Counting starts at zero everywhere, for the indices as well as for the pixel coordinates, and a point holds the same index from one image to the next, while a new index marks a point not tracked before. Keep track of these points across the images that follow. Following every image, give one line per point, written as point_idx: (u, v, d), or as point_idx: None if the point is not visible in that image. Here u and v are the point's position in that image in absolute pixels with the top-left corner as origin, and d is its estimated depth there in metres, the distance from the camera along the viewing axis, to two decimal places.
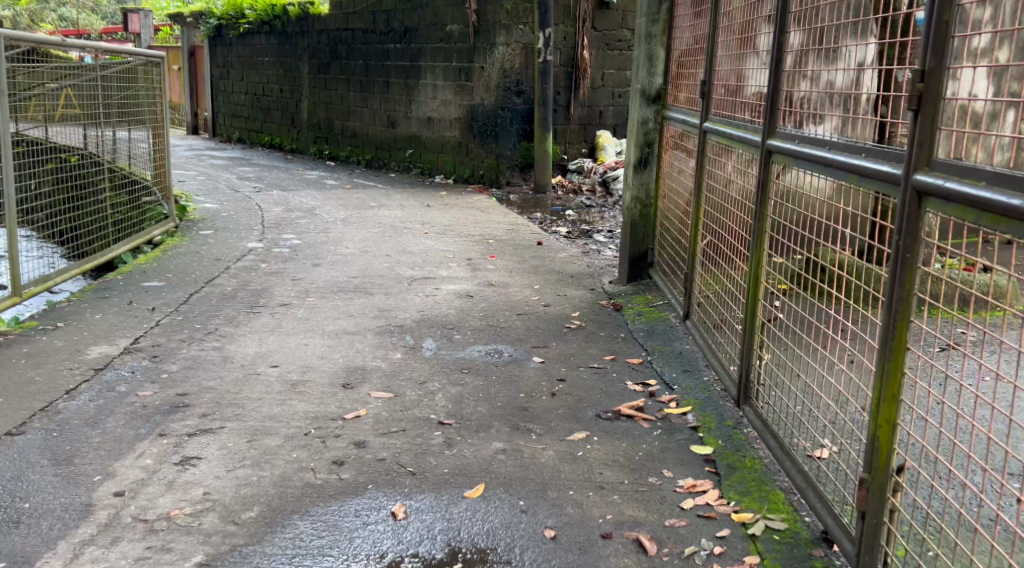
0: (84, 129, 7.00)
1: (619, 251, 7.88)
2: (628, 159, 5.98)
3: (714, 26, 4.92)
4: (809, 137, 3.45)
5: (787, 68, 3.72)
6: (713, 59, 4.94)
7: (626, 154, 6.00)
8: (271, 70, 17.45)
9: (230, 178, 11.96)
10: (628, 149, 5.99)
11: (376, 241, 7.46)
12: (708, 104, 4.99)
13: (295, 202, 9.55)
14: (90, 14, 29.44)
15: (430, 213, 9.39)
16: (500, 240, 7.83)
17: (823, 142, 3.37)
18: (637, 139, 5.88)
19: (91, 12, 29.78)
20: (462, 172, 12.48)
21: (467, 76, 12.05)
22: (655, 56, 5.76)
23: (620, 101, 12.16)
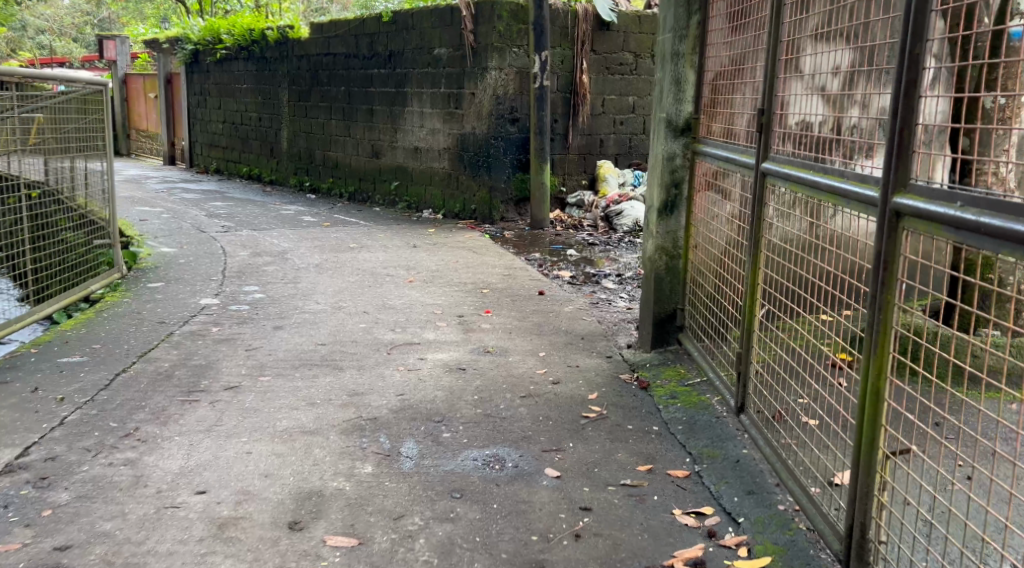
0: (45, 159, 5.97)
1: (632, 300, 6.86)
2: (651, 203, 5.00)
3: (773, 40, 3.85)
4: (972, 196, 2.49)
5: (921, 96, 2.71)
6: (773, 82, 3.88)
7: (647, 197, 5.02)
8: (249, 97, 16.47)
9: (198, 215, 10.94)
10: (649, 189, 5.02)
11: (352, 293, 6.45)
12: (767, 139, 3.91)
13: (264, 244, 8.53)
14: (66, 42, 28.45)
15: (416, 255, 8.40)
16: (495, 289, 6.83)
17: (998, 205, 2.42)
18: (663, 178, 4.90)
19: (65, 38, 28.79)
20: (452, 207, 11.48)
21: (457, 102, 11.06)
22: (683, 80, 4.81)
23: (623, 128, 11.20)
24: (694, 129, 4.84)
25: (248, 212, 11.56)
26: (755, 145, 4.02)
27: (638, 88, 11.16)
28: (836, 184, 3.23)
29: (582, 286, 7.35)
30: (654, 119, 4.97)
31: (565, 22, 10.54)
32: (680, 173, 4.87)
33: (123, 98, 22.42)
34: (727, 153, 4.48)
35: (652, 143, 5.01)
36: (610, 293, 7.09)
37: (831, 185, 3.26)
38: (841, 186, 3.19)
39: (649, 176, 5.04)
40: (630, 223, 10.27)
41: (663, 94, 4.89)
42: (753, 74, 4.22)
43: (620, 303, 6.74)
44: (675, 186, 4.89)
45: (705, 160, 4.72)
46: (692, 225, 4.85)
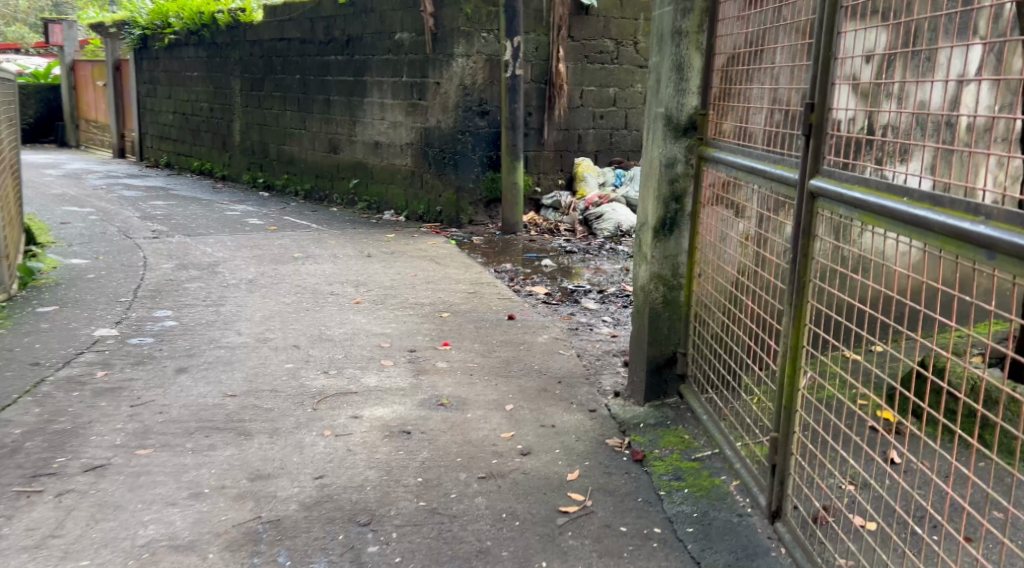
0: None
1: (618, 325, 5.84)
2: (644, 220, 3.99)
3: (828, 18, 2.90)
4: None
5: None
6: (821, 70, 2.93)
7: (640, 213, 4.01)
8: (200, 86, 15.57)
9: (132, 218, 9.90)
10: (642, 203, 4.01)
11: (283, 320, 5.42)
12: (817, 142, 2.95)
13: (194, 255, 7.50)
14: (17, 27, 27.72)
15: (368, 267, 7.38)
16: (456, 312, 5.82)
17: None
18: (662, 190, 3.89)
19: (13, 24, 27.96)
20: (415, 208, 10.45)
21: (420, 93, 10.02)
22: (688, 67, 3.80)
23: (602, 123, 10.18)
24: (700, 128, 3.84)
25: (190, 214, 10.52)
26: (799, 152, 3.04)
27: (621, 78, 10.12)
28: (964, 226, 2.34)
29: (556, 306, 6.33)
30: (650, 115, 3.96)
31: (539, 4, 9.51)
32: (683, 184, 3.88)
33: (73, 87, 21.64)
34: (748, 159, 3.49)
35: (646, 145, 4.00)
36: (589, 316, 6.07)
37: (953, 225, 2.38)
38: (978, 230, 2.30)
39: (641, 187, 4.03)
40: (611, 228, 9.26)
41: (661, 84, 3.87)
42: (801, 60, 3.21)
43: (602, 330, 5.71)
44: (676, 202, 3.89)
45: (715, 168, 3.72)
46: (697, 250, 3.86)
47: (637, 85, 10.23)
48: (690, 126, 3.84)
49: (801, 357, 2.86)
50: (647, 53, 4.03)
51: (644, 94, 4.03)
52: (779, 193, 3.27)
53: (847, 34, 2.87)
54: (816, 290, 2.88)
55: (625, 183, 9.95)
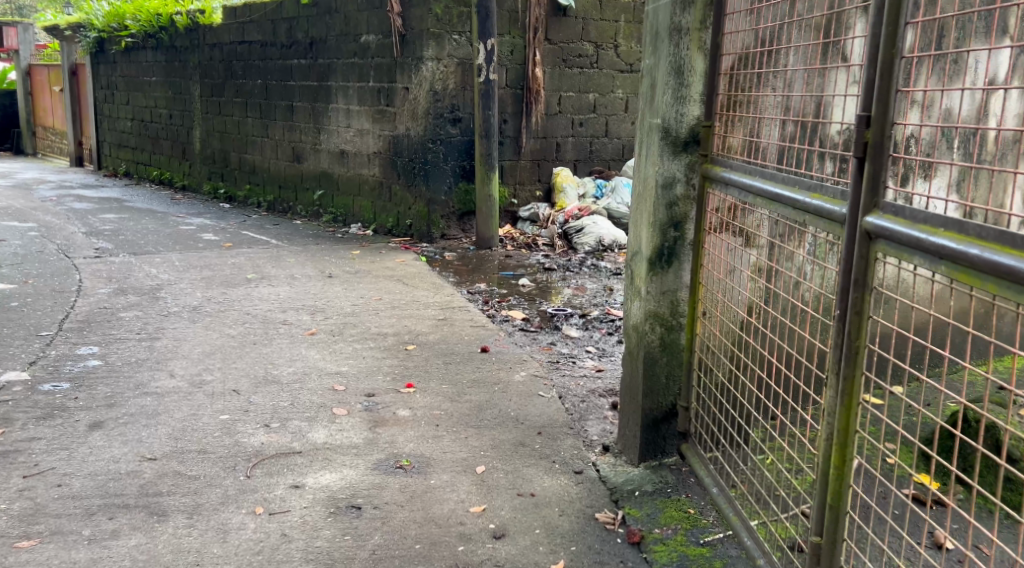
0: None
1: (604, 359, 5.21)
2: (638, 250, 3.40)
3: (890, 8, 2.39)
4: None
5: None
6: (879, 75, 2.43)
7: (632, 241, 3.41)
8: (159, 92, 15.42)
9: (78, 234, 9.28)
10: (635, 229, 3.43)
11: (224, 357, 4.79)
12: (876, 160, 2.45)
13: (135, 279, 6.86)
14: None
15: (328, 289, 6.76)
16: (422, 344, 5.21)
17: None
18: (659, 214, 3.30)
19: None
20: (384, 221, 9.81)
21: (388, 99, 9.40)
22: (689, 71, 3.22)
23: (582, 130, 9.59)
24: (704, 142, 3.25)
25: (141, 229, 9.85)
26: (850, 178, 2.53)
27: (600, 84, 9.54)
28: None
29: (534, 333, 5.73)
30: (643, 128, 3.37)
31: (514, 5, 8.90)
32: (684, 208, 3.30)
33: (28, 92, 21.37)
34: (767, 177, 2.95)
35: (640, 162, 3.41)
36: (570, 345, 5.47)
37: None
38: None
39: (633, 210, 3.44)
40: (592, 242, 8.65)
41: (655, 91, 3.29)
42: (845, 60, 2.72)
43: (586, 363, 5.11)
44: (675, 228, 3.30)
45: (722, 190, 3.15)
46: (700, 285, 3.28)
47: (617, 91, 9.65)
48: (691, 139, 3.26)
49: (852, 444, 2.53)
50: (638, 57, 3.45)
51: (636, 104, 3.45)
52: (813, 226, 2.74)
53: (913, 29, 2.39)
54: (870, 358, 2.51)
55: (606, 195, 9.35)
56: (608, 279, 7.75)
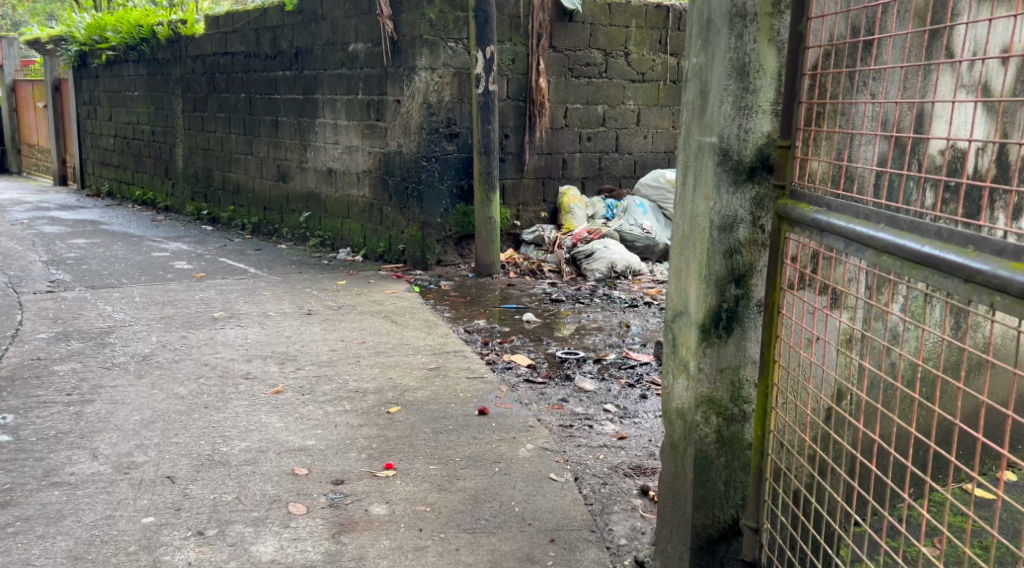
0: None
1: (626, 421, 4.33)
2: (684, 311, 2.58)
3: None
4: None
5: None
6: None
7: (680, 299, 2.59)
8: (142, 107, 14.74)
9: (38, 266, 8.49)
10: (679, 283, 2.62)
11: (164, 427, 3.95)
12: None
13: (83, 321, 6.03)
14: None
15: (305, 330, 5.90)
16: (408, 405, 4.34)
17: None
18: (716, 267, 2.48)
19: None
20: (375, 246, 8.89)
21: (378, 112, 8.56)
22: (757, 71, 2.37)
23: (591, 145, 8.72)
24: (778, 169, 2.38)
25: (109, 259, 9.05)
26: None
27: (610, 95, 8.68)
28: None
29: (541, 385, 4.81)
30: (691, 149, 2.55)
31: (516, 9, 8.05)
32: (751, 258, 2.45)
33: (14, 108, 20.68)
34: (902, 230, 2.04)
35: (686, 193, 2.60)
36: (582, 403, 4.54)
37: None
38: None
39: (675, 258, 2.63)
40: (604, 268, 7.78)
41: (710, 98, 2.46)
42: None
43: (604, 428, 4.21)
44: (738, 285, 2.47)
45: (810, 237, 2.28)
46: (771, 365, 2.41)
47: (628, 102, 8.79)
48: (759, 164, 2.41)
49: None
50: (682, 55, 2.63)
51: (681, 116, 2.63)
52: (986, 305, 1.85)
53: None
54: None
55: (617, 215, 8.48)
56: (624, 310, 6.86)
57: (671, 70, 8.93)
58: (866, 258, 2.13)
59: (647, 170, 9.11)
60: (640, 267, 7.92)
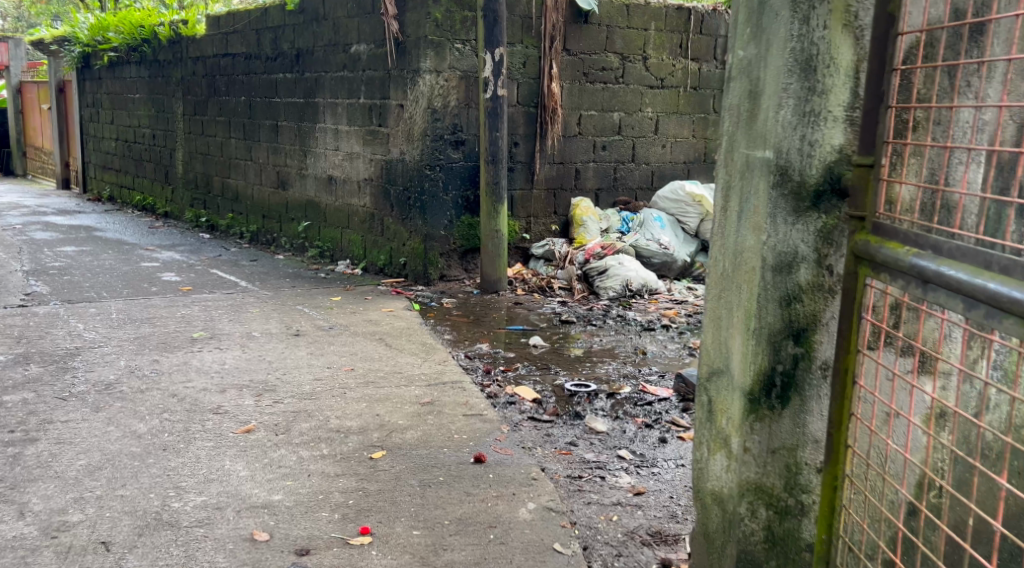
0: None
1: (643, 472, 3.76)
2: (733, 368, 2.49)
3: None
4: None
5: None
6: None
7: (732, 356, 2.48)
8: (143, 110, 14.32)
9: (18, 278, 8.05)
10: (730, 332, 2.52)
11: (111, 476, 3.46)
12: None
13: (49, 342, 5.57)
14: None
15: (289, 354, 5.38)
16: (394, 450, 3.79)
17: None
18: (770, 315, 2.36)
19: None
20: (375, 258, 8.32)
21: (380, 118, 8.03)
22: (826, 65, 2.22)
23: (606, 155, 8.17)
24: (857, 191, 2.20)
25: (94, 270, 8.60)
26: None
27: (627, 101, 8.13)
28: None
29: (546, 426, 4.23)
30: (747, 170, 2.44)
31: (527, 9, 7.52)
32: (812, 306, 2.29)
33: (19, 110, 20.29)
34: None
35: (738, 224, 2.48)
36: (592, 449, 3.96)
37: None
38: None
39: (726, 300, 2.53)
40: (618, 286, 7.23)
41: (770, 106, 2.33)
42: None
43: (618, 482, 3.63)
44: (796, 341, 2.32)
45: (912, 286, 2.03)
46: (841, 451, 2.26)
47: (646, 110, 8.24)
48: (827, 184, 2.24)
49: None
50: (732, 65, 2.52)
51: (734, 134, 2.51)
52: None
53: None
54: None
55: (633, 229, 7.90)
56: (639, 333, 6.23)
57: (692, 76, 8.38)
58: (1011, 328, 1.82)
59: (666, 182, 8.54)
60: (656, 285, 7.37)
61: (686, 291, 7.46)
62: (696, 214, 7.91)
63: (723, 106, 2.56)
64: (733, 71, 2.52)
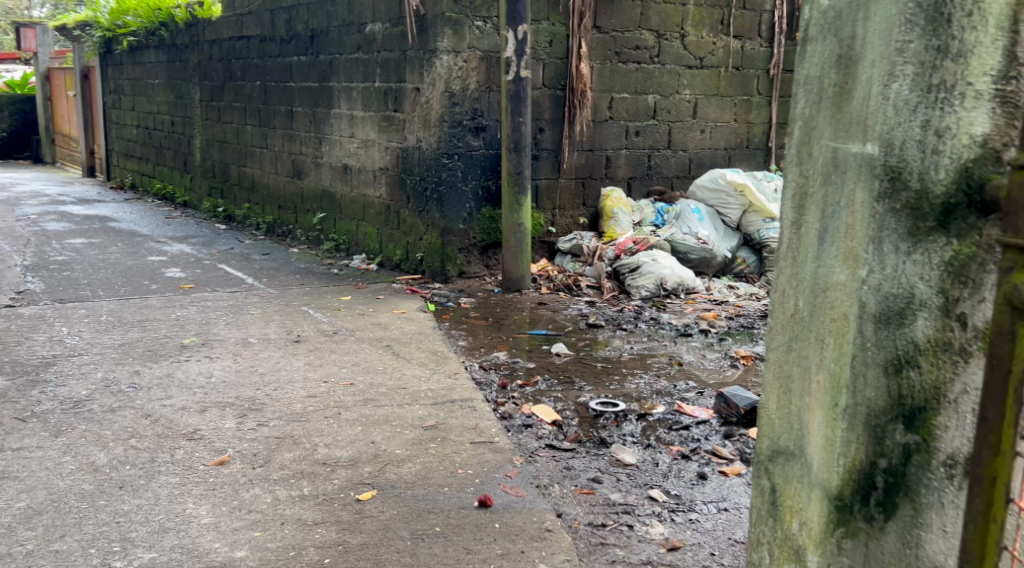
0: None
1: (679, 517, 3.19)
2: (810, 448, 2.05)
3: None
4: None
5: None
6: None
7: (812, 428, 2.04)
8: (162, 96, 13.90)
9: (14, 273, 7.62)
10: (806, 400, 2.06)
11: (50, 524, 2.97)
12: None
13: (25, 349, 5.10)
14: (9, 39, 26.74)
15: (285, 364, 4.86)
16: (385, 490, 3.25)
17: None
18: (870, 387, 1.89)
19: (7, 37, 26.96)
20: (391, 253, 7.79)
21: (396, 102, 7.47)
22: (968, 14, 1.74)
23: (639, 142, 7.55)
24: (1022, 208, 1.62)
25: (97, 264, 8.15)
26: None
27: (663, 82, 7.51)
28: None
29: (565, 457, 3.66)
30: (836, 168, 1.98)
31: None
32: (933, 374, 1.82)
33: (47, 97, 20.00)
34: None
35: (820, 248, 2.03)
36: (617, 488, 3.39)
37: None
38: None
39: (800, 355, 2.09)
40: (651, 285, 6.64)
41: (877, 75, 1.85)
42: None
43: (648, 533, 3.05)
44: (907, 428, 1.86)
45: None
46: None
47: (683, 92, 7.61)
48: (960, 193, 1.77)
49: None
50: (815, 22, 2.05)
51: (817, 113, 2.05)
52: None
53: None
54: None
55: (669, 222, 7.29)
56: (673, 339, 5.61)
57: (733, 55, 7.74)
58: None
59: (704, 169, 7.90)
60: (694, 284, 6.76)
61: (726, 290, 6.84)
62: (737, 206, 7.27)
63: (798, 80, 2.10)
64: (816, 27, 2.05)
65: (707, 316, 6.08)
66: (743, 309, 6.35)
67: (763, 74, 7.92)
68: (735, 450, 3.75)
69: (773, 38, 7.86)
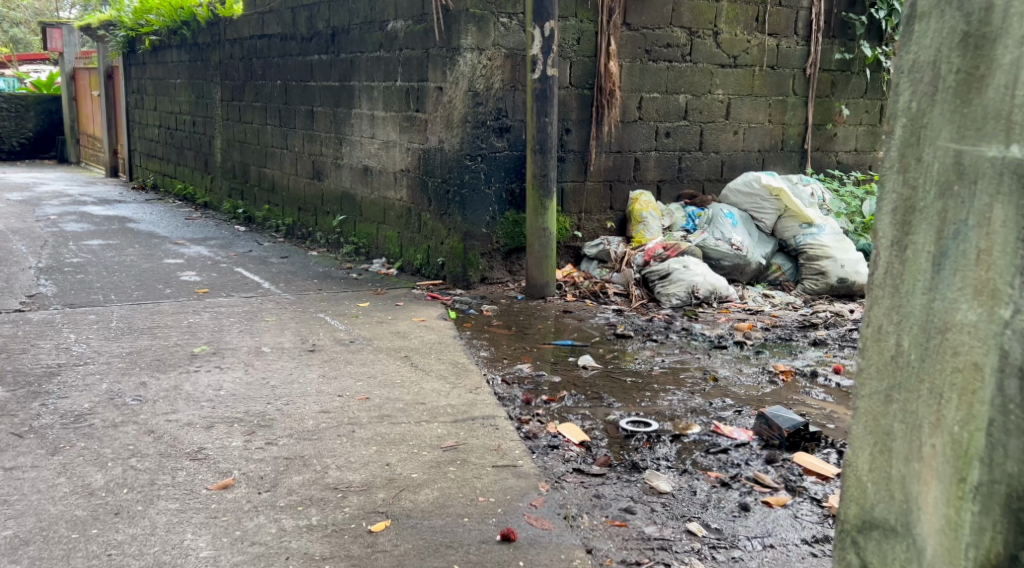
0: None
1: (719, 552, 2.96)
2: (932, 519, 1.81)
3: None
4: None
5: None
6: None
7: (933, 492, 1.81)
8: (184, 95, 13.74)
9: (28, 275, 7.44)
10: (924, 457, 1.83)
11: (35, 557, 2.74)
12: None
13: (29, 357, 4.88)
14: (36, 40, 26.78)
15: (298, 376, 4.61)
16: (400, 520, 3.00)
17: None
18: (1015, 457, 1.66)
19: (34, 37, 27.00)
20: (412, 257, 7.54)
21: (418, 102, 7.22)
22: None
23: (670, 143, 7.26)
24: None
25: (112, 267, 7.96)
26: None
27: (695, 82, 7.21)
28: None
29: (594, 484, 3.40)
30: (963, 180, 1.74)
31: None
32: None
33: (72, 97, 19.91)
34: None
35: (940, 278, 1.79)
36: (651, 520, 3.14)
37: None
38: None
39: (914, 404, 1.85)
40: (682, 293, 6.35)
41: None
42: None
43: None
44: None
45: None
46: None
47: (716, 91, 7.31)
48: None
49: None
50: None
51: (931, 108, 1.81)
52: None
53: None
54: None
55: (700, 227, 7.00)
56: (707, 351, 5.32)
57: (769, 53, 7.43)
58: None
59: (737, 172, 7.59)
60: (727, 292, 6.47)
61: (761, 299, 6.55)
62: (773, 210, 6.98)
63: (907, 68, 1.85)
64: (929, 1, 1.80)
65: (742, 327, 5.79)
66: (779, 319, 6.05)
67: (799, 73, 7.61)
68: (779, 478, 3.49)
69: (810, 36, 7.55)
